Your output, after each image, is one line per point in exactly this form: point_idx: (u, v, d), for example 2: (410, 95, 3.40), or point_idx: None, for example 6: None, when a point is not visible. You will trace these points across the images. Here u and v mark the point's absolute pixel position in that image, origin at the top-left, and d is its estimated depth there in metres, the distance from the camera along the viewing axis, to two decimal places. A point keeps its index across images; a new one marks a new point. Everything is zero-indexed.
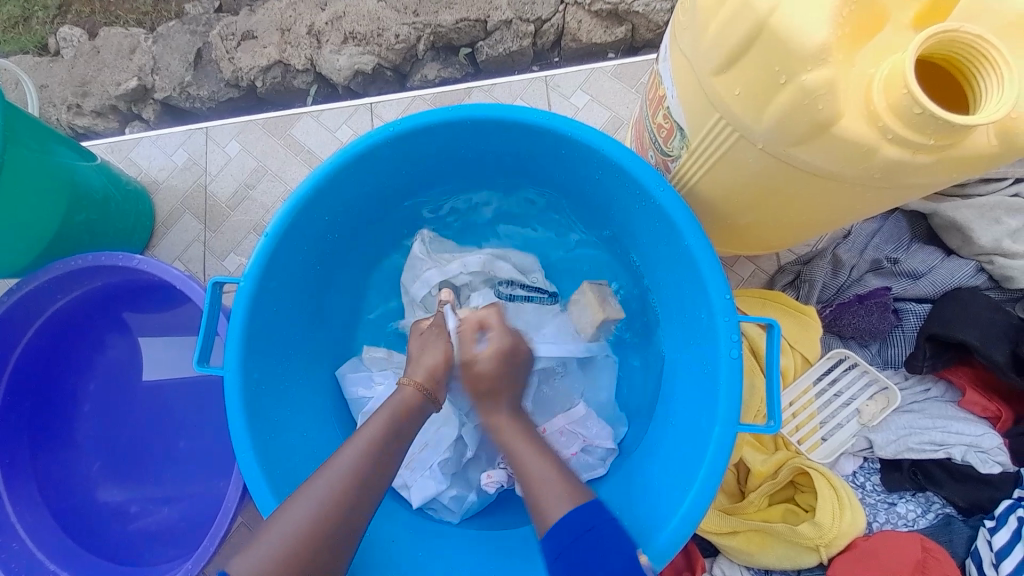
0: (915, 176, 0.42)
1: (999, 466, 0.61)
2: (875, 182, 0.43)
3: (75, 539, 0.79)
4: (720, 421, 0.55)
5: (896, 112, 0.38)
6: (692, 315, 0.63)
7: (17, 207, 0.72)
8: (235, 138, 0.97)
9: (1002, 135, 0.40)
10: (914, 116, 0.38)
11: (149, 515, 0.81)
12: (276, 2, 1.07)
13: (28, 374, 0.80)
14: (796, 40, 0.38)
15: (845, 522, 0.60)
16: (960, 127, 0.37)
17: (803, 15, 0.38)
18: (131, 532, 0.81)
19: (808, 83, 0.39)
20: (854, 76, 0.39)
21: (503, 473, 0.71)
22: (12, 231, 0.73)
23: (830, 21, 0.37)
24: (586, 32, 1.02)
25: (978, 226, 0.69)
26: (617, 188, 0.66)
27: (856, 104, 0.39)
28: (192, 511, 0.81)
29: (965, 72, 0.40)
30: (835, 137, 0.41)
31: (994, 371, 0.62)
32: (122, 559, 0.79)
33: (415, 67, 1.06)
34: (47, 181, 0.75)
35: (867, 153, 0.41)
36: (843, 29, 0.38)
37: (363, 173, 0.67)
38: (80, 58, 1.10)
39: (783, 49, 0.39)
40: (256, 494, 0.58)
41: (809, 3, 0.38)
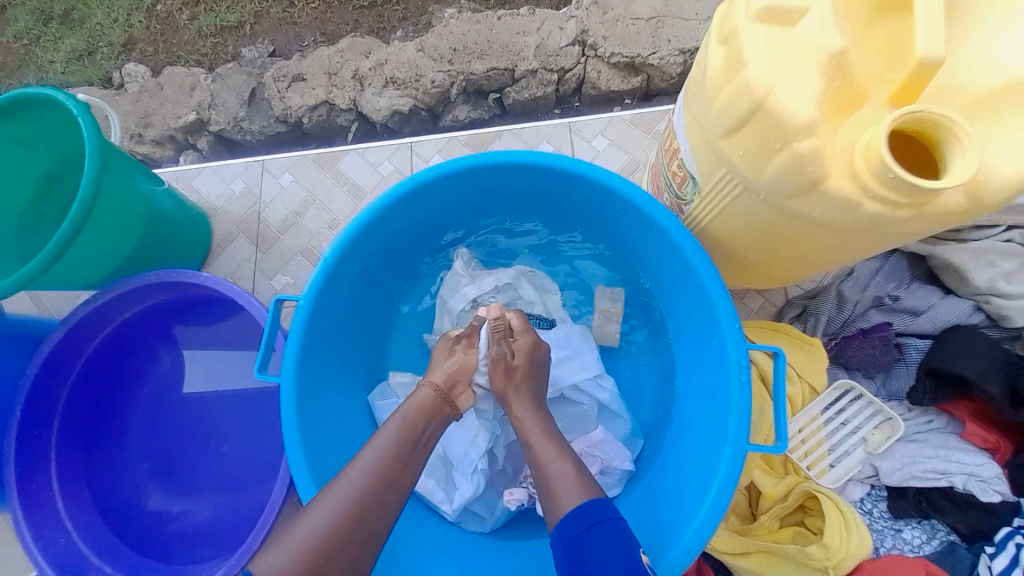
0: (897, 227, 0.48)
1: (999, 495, 0.64)
2: (857, 232, 0.50)
3: (120, 536, 0.84)
4: (731, 440, 0.60)
5: (874, 174, 0.45)
6: (705, 343, 0.68)
7: (103, 227, 0.81)
8: (288, 171, 1.07)
9: (970, 193, 0.46)
10: (890, 178, 0.44)
11: (190, 514, 0.87)
12: (326, 50, 1.20)
13: (91, 378, 0.88)
14: (788, 116, 0.46)
15: (853, 544, 0.62)
16: (928, 189, 0.44)
17: (793, 95, 0.45)
18: (172, 532, 0.86)
19: (800, 149, 0.46)
20: (838, 143, 0.46)
21: (525, 492, 0.74)
22: (94, 254, 0.82)
23: (814, 101, 0.45)
24: (605, 80, 1.13)
25: (973, 268, 0.74)
26: (638, 227, 0.73)
27: (840, 167, 0.47)
28: (230, 513, 0.86)
29: (931, 136, 0.46)
30: (824, 193, 0.48)
31: (991, 403, 0.66)
32: (163, 557, 0.83)
33: (447, 108, 1.18)
34: (130, 204, 0.84)
35: (853, 207, 0.47)
36: (827, 110, 0.46)
37: (408, 208, 0.75)
38: (145, 93, 1.23)
39: (778, 123, 0.46)
40: (302, 489, 0.63)
41: (798, 87, 0.45)
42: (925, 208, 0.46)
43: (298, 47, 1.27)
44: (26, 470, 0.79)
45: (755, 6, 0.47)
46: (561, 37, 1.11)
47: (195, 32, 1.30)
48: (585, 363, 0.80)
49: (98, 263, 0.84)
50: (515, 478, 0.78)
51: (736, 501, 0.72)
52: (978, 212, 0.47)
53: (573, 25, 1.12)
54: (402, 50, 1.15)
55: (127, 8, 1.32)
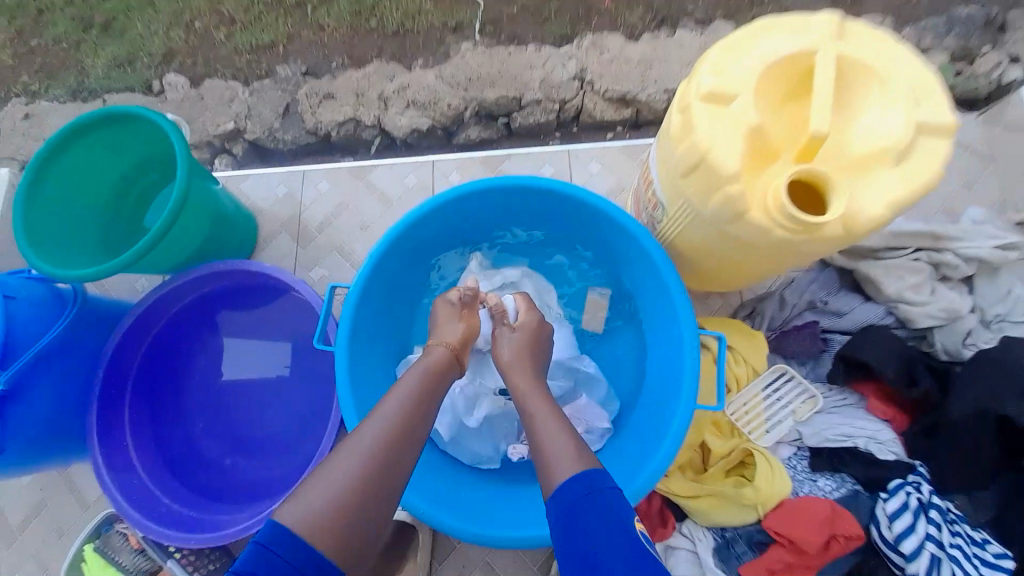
0: (799, 248, 0.66)
1: (893, 454, 0.83)
2: (773, 250, 0.69)
3: (182, 482, 1.03)
4: (682, 400, 0.77)
5: (779, 213, 0.63)
6: (669, 328, 0.86)
7: (187, 223, 0.97)
8: (326, 179, 1.26)
9: (848, 227, 0.64)
10: (788, 215, 0.62)
11: (240, 467, 1.06)
12: (355, 73, 1.38)
13: (160, 349, 1.06)
14: (721, 168, 0.64)
15: (776, 486, 0.81)
16: (813, 224, 0.62)
17: (725, 154, 0.64)
18: (224, 481, 1.05)
19: (729, 192, 0.65)
20: (756, 190, 0.65)
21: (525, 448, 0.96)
22: (169, 250, 0.98)
23: (739, 159, 0.64)
24: (599, 111, 1.31)
25: (886, 279, 0.93)
26: (620, 237, 0.90)
27: (757, 206, 0.65)
28: (274, 467, 1.05)
29: (814, 185, 0.65)
30: (747, 223, 0.66)
31: (889, 383, 0.84)
32: (219, 500, 1.03)
33: (461, 127, 1.34)
34: (207, 205, 1.00)
35: (767, 233, 0.66)
36: (745, 161, 0.65)
37: (436, 216, 0.92)
38: (187, 101, 1.42)
39: (714, 172, 0.65)
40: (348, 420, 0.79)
41: (728, 148, 0.64)
42: (814, 236, 0.64)
43: (326, 67, 1.42)
44: (110, 425, 0.98)
45: (702, 89, 0.66)
46: (563, 72, 1.32)
47: (231, 49, 1.45)
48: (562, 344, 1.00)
49: (172, 257, 1.00)
50: (516, 435, 0.99)
51: (691, 458, 0.89)
52: (855, 238, 0.65)
53: (574, 63, 1.33)
54: (422, 78, 1.35)
55: (166, 23, 1.48)
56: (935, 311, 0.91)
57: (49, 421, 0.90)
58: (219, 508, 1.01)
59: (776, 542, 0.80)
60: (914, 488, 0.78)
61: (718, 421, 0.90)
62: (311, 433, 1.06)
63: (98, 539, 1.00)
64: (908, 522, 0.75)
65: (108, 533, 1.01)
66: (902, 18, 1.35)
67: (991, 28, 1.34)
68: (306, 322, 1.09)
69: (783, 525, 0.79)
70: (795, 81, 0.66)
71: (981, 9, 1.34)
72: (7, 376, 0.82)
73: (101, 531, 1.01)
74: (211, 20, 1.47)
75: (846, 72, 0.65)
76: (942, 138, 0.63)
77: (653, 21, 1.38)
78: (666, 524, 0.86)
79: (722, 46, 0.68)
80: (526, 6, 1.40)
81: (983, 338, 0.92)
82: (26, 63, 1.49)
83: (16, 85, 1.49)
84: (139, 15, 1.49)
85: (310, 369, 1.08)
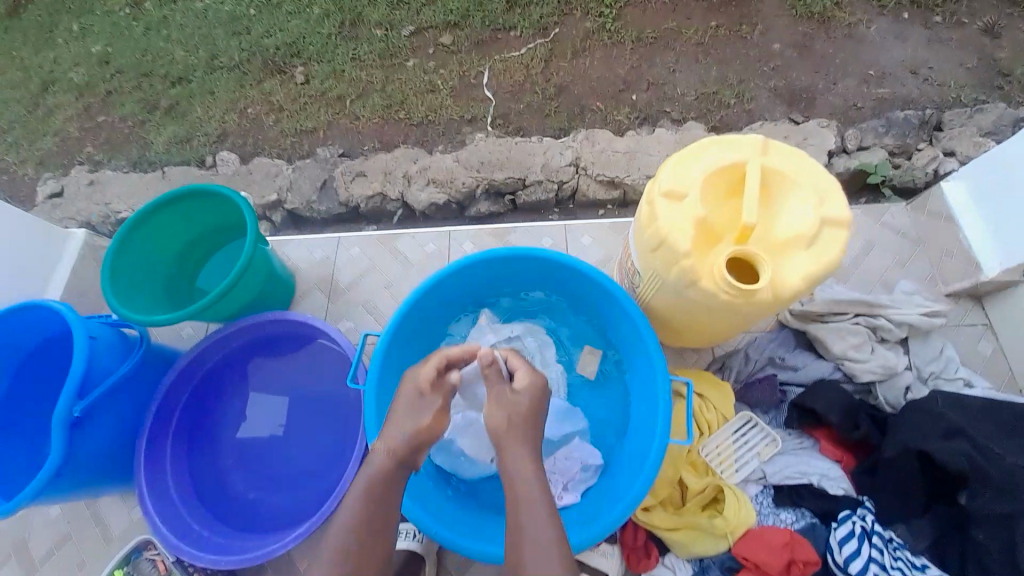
0: (740, 308, 0.85)
1: (842, 489, 0.97)
2: (723, 310, 0.88)
3: (209, 511, 1.12)
4: (656, 437, 0.91)
5: (722, 282, 0.83)
6: (647, 376, 1.02)
7: (249, 279, 1.16)
8: (358, 245, 1.48)
9: (776, 294, 0.83)
10: (728, 284, 0.82)
11: (264, 497, 1.15)
12: (385, 156, 1.62)
13: (203, 387, 1.20)
14: (677, 247, 0.85)
15: (742, 516, 0.94)
16: (748, 291, 0.81)
17: (680, 236, 0.85)
18: (250, 511, 1.14)
19: (684, 265, 0.85)
20: (705, 263, 0.85)
21: None
22: (231, 303, 1.15)
23: (690, 240, 0.85)
24: (592, 191, 1.55)
25: (832, 339, 1.10)
26: (606, 299, 1.09)
27: (707, 275, 0.85)
28: (296, 498, 1.14)
29: (749, 260, 0.85)
30: (699, 288, 0.86)
31: (835, 429, 1.01)
32: (243, 528, 1.11)
33: (472, 202, 1.58)
34: (266, 263, 1.20)
35: (715, 297, 0.85)
36: (696, 242, 0.85)
37: (455, 279, 1.11)
38: (238, 175, 1.63)
39: (672, 249, 0.86)
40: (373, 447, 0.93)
41: (682, 231, 0.85)
42: (751, 300, 0.83)
43: (360, 150, 1.70)
44: (153, 454, 1.09)
45: (662, 188, 0.88)
46: (561, 159, 1.56)
47: (278, 132, 1.74)
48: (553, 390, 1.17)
49: (225, 311, 1.16)
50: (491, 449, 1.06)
51: (671, 495, 1.01)
52: (783, 302, 0.85)
53: (570, 152, 1.57)
54: (442, 162, 1.58)
55: (223, 109, 1.78)
56: (874, 367, 1.07)
57: (105, 450, 1.00)
58: (244, 535, 1.09)
59: (744, 566, 0.92)
60: (859, 517, 0.92)
61: (695, 460, 1.02)
62: (333, 465, 1.16)
63: (127, 565, 1.02)
64: (854, 545, 0.89)
65: (136, 559, 1.03)
66: (846, 121, 1.61)
67: (929, 126, 1.54)
68: (334, 365, 1.24)
69: (748, 549, 0.91)
70: (733, 182, 0.88)
71: (918, 111, 1.57)
72: (82, 406, 0.92)
73: (130, 558, 1.03)
74: (262, 107, 1.78)
75: (769, 177, 0.87)
76: (841, 229, 0.85)
77: (637, 119, 1.67)
78: (651, 555, 0.97)
79: (677, 157, 0.91)
80: (531, 104, 1.71)
81: (920, 392, 1.07)
82: (91, 135, 1.79)
83: (80, 154, 1.77)
84: (200, 101, 1.80)
85: (336, 407, 1.21)
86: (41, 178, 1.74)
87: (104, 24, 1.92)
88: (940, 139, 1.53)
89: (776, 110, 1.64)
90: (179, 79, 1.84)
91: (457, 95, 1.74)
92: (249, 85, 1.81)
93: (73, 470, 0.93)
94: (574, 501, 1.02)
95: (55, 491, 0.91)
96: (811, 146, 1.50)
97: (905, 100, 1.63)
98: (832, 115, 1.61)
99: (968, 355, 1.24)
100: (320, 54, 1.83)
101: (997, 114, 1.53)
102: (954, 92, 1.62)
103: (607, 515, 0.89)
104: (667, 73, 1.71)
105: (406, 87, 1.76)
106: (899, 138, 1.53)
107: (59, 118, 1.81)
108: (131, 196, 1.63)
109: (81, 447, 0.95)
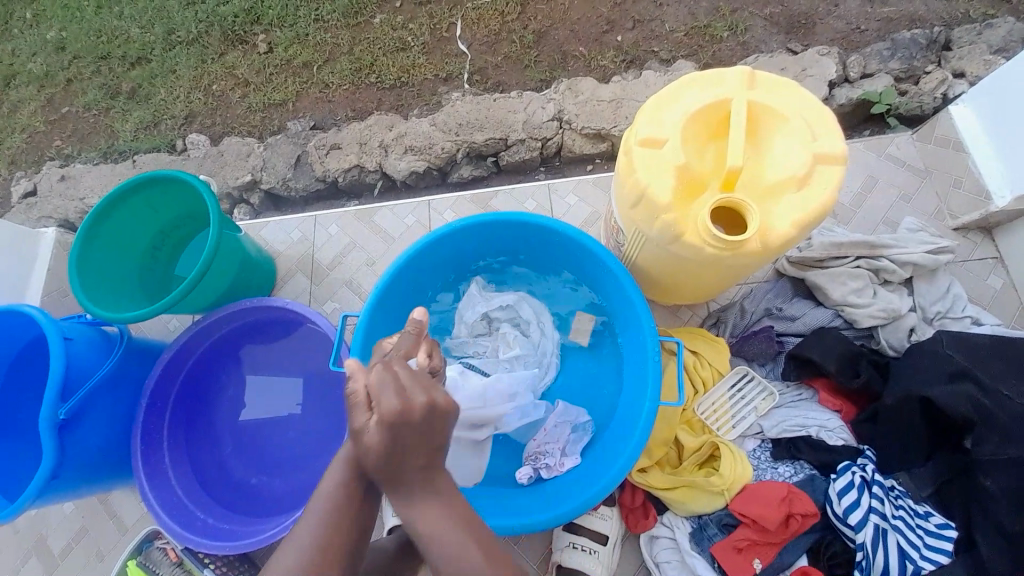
0: (728, 261, 0.80)
1: (843, 440, 0.96)
2: (709, 264, 0.82)
3: (214, 498, 1.14)
4: (649, 397, 0.88)
5: (708, 235, 0.77)
6: (638, 337, 0.98)
7: (221, 265, 1.11)
8: (337, 223, 1.43)
9: (765, 243, 0.77)
10: (715, 237, 0.76)
11: (266, 483, 1.16)
12: (358, 125, 1.51)
13: (193, 379, 1.19)
14: (657, 201, 0.78)
15: (738, 471, 0.93)
16: (734, 243, 0.75)
17: (660, 188, 0.78)
18: (253, 497, 1.15)
19: (667, 220, 0.79)
20: (690, 217, 0.79)
21: (530, 468, 1.02)
22: (205, 294, 1.11)
23: (671, 192, 0.78)
24: (578, 146, 1.45)
25: (831, 286, 1.05)
26: (593, 261, 1.03)
27: (692, 230, 0.79)
28: (296, 481, 1.16)
29: (735, 209, 0.79)
30: (684, 244, 0.80)
31: (834, 379, 0.98)
32: (249, 513, 1.13)
33: (454, 168, 1.48)
34: (238, 249, 1.15)
35: (701, 252, 0.79)
36: (678, 194, 0.79)
37: (432, 250, 1.06)
38: (208, 158, 1.53)
39: (653, 203, 0.79)
40: None
41: (662, 182, 0.78)
42: (739, 251, 0.77)
43: (332, 120, 1.60)
44: (150, 448, 1.09)
45: (639, 137, 0.80)
46: (543, 114, 1.45)
47: (246, 108, 1.64)
48: (545, 364, 1.14)
49: (201, 301, 1.12)
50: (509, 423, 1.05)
51: (668, 454, 1.01)
52: (774, 251, 0.79)
53: (552, 106, 1.46)
54: (418, 126, 1.48)
55: (187, 89, 1.67)
56: (876, 311, 1.02)
57: (100, 448, 1.00)
58: (250, 519, 1.11)
59: (742, 523, 0.91)
60: (858, 468, 0.91)
61: (691, 419, 1.01)
62: (329, 448, 1.17)
63: (139, 556, 1.04)
64: (854, 496, 0.87)
65: (148, 549, 1.05)
66: (851, 45, 1.47)
67: (936, 46, 1.41)
68: (323, 349, 1.22)
69: (744, 506, 0.90)
70: (715, 125, 0.81)
71: (926, 29, 1.43)
72: (67, 409, 0.90)
73: (141, 549, 1.05)
74: (227, 83, 1.66)
75: (756, 116, 0.80)
76: (836, 165, 0.77)
77: (623, 62, 1.54)
78: (649, 516, 0.97)
79: (654, 100, 0.83)
80: (510, 55, 1.58)
81: (924, 333, 1.02)
82: (58, 128, 1.69)
83: (49, 150, 1.68)
84: (162, 82, 1.69)
85: (327, 392, 1.21)
86: (13, 178, 1.66)
87: (55, 7, 1.78)
88: (949, 59, 1.40)
89: (775, 40, 1.51)
90: (140, 60, 1.72)
91: (431, 52, 1.61)
92: (211, 59, 1.69)
93: (71, 468, 0.93)
94: (575, 464, 1.00)
95: (54, 492, 0.91)
96: (812, 78, 1.37)
97: (916, 17, 1.47)
98: (836, 40, 1.47)
99: (977, 291, 1.19)
100: (281, 18, 1.69)
101: (1013, 27, 1.39)
102: (972, 4, 1.47)
103: (599, 481, 0.87)
104: (655, 7, 1.57)
105: (374, 47, 1.63)
106: (905, 61, 1.40)
107: (23, 113, 1.71)
108: (102, 189, 1.55)
109: (75, 448, 0.93)
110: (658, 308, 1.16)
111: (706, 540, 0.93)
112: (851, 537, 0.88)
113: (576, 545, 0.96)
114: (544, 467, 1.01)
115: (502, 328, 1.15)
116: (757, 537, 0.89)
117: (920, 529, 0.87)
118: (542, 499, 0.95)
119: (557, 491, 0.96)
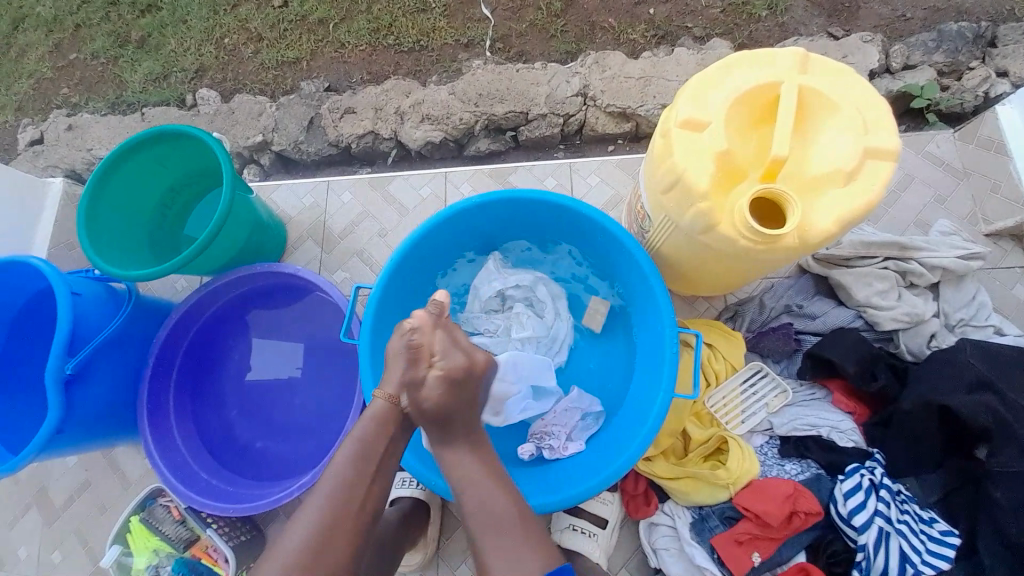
0: (760, 255, 0.77)
1: (853, 442, 0.96)
2: (740, 256, 0.79)
3: (219, 461, 1.15)
4: (662, 389, 0.87)
5: (743, 225, 0.74)
6: (654, 328, 0.96)
7: (233, 227, 1.08)
8: (350, 190, 1.40)
9: (802, 239, 0.74)
10: (750, 229, 0.73)
11: (270, 448, 1.18)
12: (373, 89, 1.45)
13: (199, 342, 1.18)
14: (692, 187, 0.75)
15: (744, 467, 0.94)
16: (771, 236, 0.72)
17: (697, 173, 0.74)
18: (257, 461, 1.17)
19: (701, 208, 0.76)
20: (725, 206, 0.76)
21: (533, 445, 1.03)
22: (216, 256, 1.09)
23: (709, 179, 0.74)
24: (601, 125, 1.39)
25: (857, 286, 1.02)
26: (613, 247, 1.00)
27: (727, 220, 0.76)
28: (299, 449, 1.17)
29: (774, 201, 0.75)
30: (716, 234, 0.77)
31: (850, 380, 0.97)
32: (252, 477, 1.14)
33: (471, 140, 1.43)
34: (250, 212, 1.12)
35: (733, 243, 0.76)
36: (716, 180, 0.75)
37: (451, 224, 1.03)
38: (219, 115, 1.48)
39: (688, 188, 0.75)
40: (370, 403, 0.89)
41: (700, 167, 0.74)
42: (774, 245, 0.74)
43: (347, 83, 1.54)
44: (156, 408, 1.10)
45: (679, 117, 0.76)
46: (567, 89, 1.39)
47: (258, 65, 1.58)
48: (558, 346, 1.13)
49: (211, 264, 1.11)
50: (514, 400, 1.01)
51: (675, 444, 1.01)
52: (811, 247, 0.76)
53: (577, 80, 1.40)
54: (436, 94, 1.42)
55: (198, 40, 1.60)
56: (899, 315, 0.99)
57: (107, 406, 1.00)
58: (252, 484, 1.12)
59: (745, 517, 0.92)
60: (867, 470, 0.91)
61: (699, 412, 1.01)
62: (334, 419, 1.17)
63: (142, 512, 1.05)
64: (861, 498, 0.87)
65: (150, 506, 1.06)
66: (895, 34, 1.39)
67: (985, 41, 1.33)
68: (332, 320, 1.21)
69: (748, 500, 0.90)
70: (761, 110, 0.77)
71: (977, 22, 1.35)
72: (75, 364, 0.90)
73: (145, 505, 1.06)
74: (240, 36, 1.60)
75: (806, 102, 0.76)
76: (887, 161, 0.74)
77: (654, 38, 1.47)
78: (650, 504, 0.99)
79: (698, 79, 0.78)
80: (535, 22, 1.51)
81: (946, 340, 1.00)
82: (66, 75, 1.64)
83: (57, 97, 1.63)
84: (173, 32, 1.62)
85: (334, 363, 1.20)
86: (21, 124, 1.62)
87: None
88: (996, 56, 1.32)
89: (816, 23, 1.42)
90: (150, 7, 1.65)
91: (452, 15, 1.54)
92: (223, 11, 1.62)
93: (77, 423, 0.93)
94: (578, 450, 1.01)
95: (59, 446, 0.92)
96: (853, 66, 1.30)
97: (967, 7, 1.39)
98: (879, 27, 1.39)
99: (1003, 300, 1.16)
100: None
101: None
102: None
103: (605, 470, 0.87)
104: None
105: (394, 6, 1.55)
106: (951, 54, 1.32)
107: (32, 58, 1.65)
108: (111, 140, 1.51)
109: (81, 404, 0.94)
110: (675, 298, 1.14)
111: (707, 531, 0.94)
112: (854, 537, 0.88)
113: (576, 528, 0.98)
114: (547, 446, 1.02)
115: (517, 306, 1.14)
116: (759, 532, 0.90)
117: (923, 534, 0.87)
118: (548, 481, 0.96)
119: (563, 472, 0.98)
